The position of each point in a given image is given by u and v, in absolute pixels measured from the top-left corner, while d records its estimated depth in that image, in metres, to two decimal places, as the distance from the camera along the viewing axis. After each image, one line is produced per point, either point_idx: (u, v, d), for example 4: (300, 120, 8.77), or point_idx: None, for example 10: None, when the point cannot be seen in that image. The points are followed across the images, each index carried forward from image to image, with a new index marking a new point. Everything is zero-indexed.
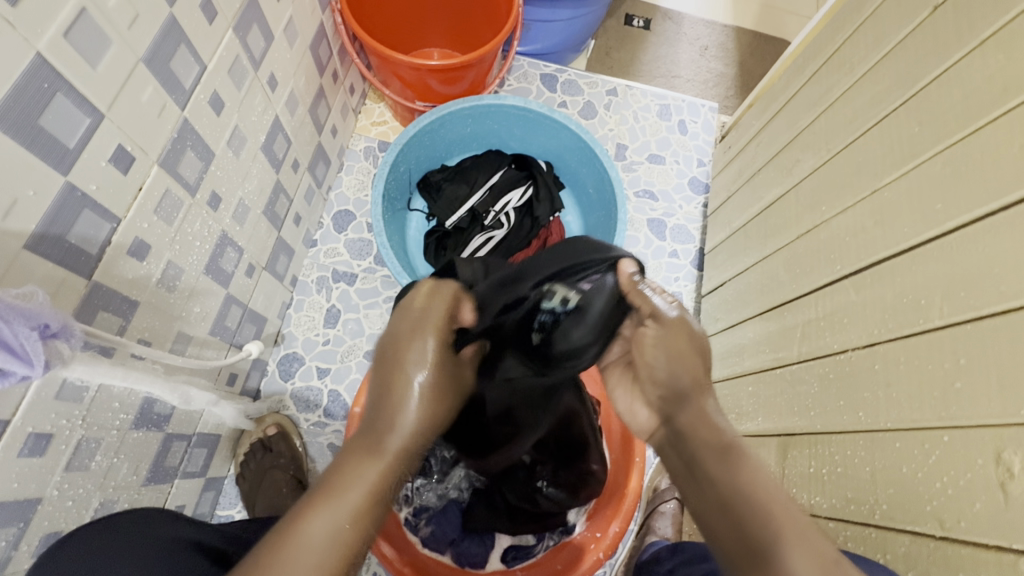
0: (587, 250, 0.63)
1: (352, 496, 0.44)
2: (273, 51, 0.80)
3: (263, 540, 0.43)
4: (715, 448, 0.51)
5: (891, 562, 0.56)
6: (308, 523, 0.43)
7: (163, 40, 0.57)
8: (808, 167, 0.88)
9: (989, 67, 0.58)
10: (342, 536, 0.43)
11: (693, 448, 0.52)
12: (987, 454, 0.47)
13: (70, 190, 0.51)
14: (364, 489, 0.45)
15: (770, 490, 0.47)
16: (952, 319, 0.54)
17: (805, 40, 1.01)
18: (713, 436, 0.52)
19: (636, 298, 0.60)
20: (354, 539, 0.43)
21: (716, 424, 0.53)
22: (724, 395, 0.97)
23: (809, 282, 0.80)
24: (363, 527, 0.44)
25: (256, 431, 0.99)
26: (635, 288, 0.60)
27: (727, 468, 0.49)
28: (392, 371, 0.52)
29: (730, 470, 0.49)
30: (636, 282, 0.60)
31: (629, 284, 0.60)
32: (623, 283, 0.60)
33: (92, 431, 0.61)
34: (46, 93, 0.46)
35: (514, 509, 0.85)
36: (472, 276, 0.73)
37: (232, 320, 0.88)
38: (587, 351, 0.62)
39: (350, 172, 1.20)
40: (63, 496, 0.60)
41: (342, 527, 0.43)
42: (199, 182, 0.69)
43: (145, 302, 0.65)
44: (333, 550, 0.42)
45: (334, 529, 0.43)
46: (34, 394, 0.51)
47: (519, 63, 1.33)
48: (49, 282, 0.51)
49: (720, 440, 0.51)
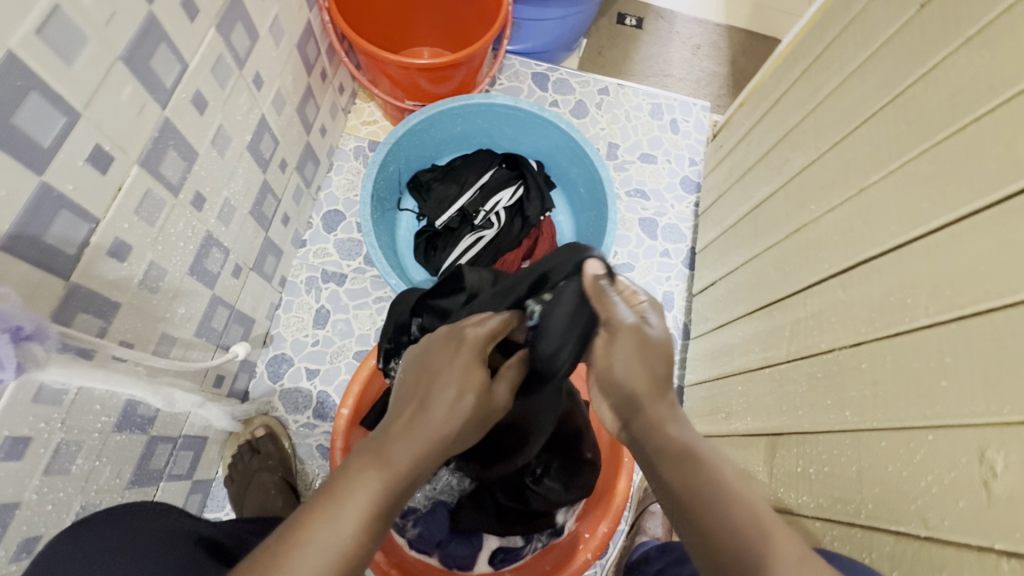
0: (552, 261, 0.68)
1: (357, 503, 0.43)
2: (259, 50, 0.79)
3: (265, 543, 0.41)
4: (674, 452, 0.51)
5: (876, 562, 0.55)
6: (315, 528, 0.41)
7: (143, 38, 0.56)
8: (797, 165, 0.87)
9: (975, 65, 0.58)
10: (346, 549, 0.41)
11: (654, 446, 0.53)
12: (971, 453, 0.47)
13: (46, 190, 0.50)
14: (370, 499, 0.43)
15: (740, 498, 0.47)
16: (937, 318, 0.54)
17: (794, 39, 1.01)
18: (677, 438, 0.52)
19: (598, 302, 0.61)
20: (356, 552, 0.41)
21: (667, 428, 0.53)
22: (714, 394, 0.97)
23: (798, 281, 0.80)
24: (366, 539, 0.42)
25: (244, 433, 0.99)
26: (597, 291, 0.61)
27: (689, 472, 0.49)
28: (423, 386, 0.52)
29: (695, 473, 0.49)
30: (600, 283, 0.61)
31: (593, 286, 0.61)
32: (589, 283, 0.62)
33: (72, 434, 0.61)
34: (19, 91, 0.45)
35: (502, 509, 0.85)
36: (478, 282, 0.76)
37: (218, 321, 0.87)
38: (560, 354, 0.64)
39: (339, 172, 1.20)
40: (43, 500, 0.59)
41: (345, 534, 0.41)
42: (181, 182, 0.68)
43: (126, 303, 0.64)
44: (338, 561, 0.40)
45: (338, 537, 0.41)
46: (11, 398, 0.51)
47: (509, 62, 1.33)
48: (25, 283, 0.50)
49: (678, 444, 0.51)
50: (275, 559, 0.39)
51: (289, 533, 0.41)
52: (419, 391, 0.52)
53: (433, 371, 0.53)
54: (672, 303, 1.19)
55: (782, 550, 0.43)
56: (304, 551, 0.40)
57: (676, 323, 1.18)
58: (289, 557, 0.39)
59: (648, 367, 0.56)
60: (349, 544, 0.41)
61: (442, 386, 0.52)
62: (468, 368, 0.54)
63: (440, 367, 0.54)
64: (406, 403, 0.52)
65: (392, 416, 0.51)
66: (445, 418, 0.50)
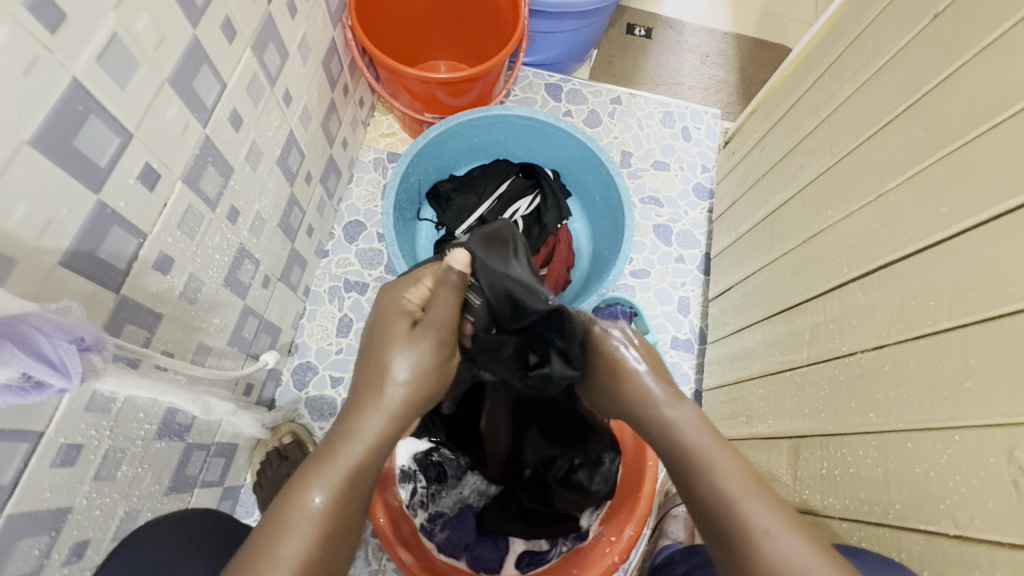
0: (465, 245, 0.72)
1: (328, 477, 0.50)
2: (288, 68, 0.82)
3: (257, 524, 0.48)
4: (663, 430, 0.58)
5: (906, 561, 0.56)
6: (293, 504, 0.48)
7: (187, 60, 0.59)
8: (812, 172, 0.89)
9: (991, 73, 0.59)
10: (317, 517, 0.47)
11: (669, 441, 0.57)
12: (999, 453, 0.48)
13: (101, 208, 0.52)
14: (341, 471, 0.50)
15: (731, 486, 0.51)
16: (962, 320, 0.55)
17: (805, 48, 1.03)
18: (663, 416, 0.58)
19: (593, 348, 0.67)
20: (332, 519, 0.48)
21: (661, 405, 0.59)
22: (734, 398, 0.99)
23: (816, 285, 0.81)
24: (341, 510, 0.49)
25: (272, 440, 1.01)
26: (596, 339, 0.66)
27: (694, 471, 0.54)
28: (373, 354, 0.58)
29: (685, 453, 0.55)
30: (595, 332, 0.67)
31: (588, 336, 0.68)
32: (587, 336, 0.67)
33: (118, 442, 0.63)
34: (80, 115, 0.48)
35: (527, 509, 0.88)
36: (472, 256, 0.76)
37: (248, 331, 0.90)
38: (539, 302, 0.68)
39: (359, 183, 1.22)
40: (92, 505, 0.61)
41: (321, 504, 0.48)
42: (218, 197, 0.71)
43: (168, 315, 0.67)
44: (314, 527, 0.47)
45: (310, 509, 0.48)
46: (66, 406, 0.53)
47: (523, 73, 1.36)
48: (81, 296, 0.52)
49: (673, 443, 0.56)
50: (266, 532, 0.47)
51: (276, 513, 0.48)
52: (371, 361, 0.58)
53: (378, 352, 0.58)
54: (688, 308, 1.20)
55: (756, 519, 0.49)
56: (290, 521, 0.47)
57: (693, 328, 1.19)
58: (273, 533, 0.47)
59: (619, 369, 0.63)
60: (325, 514, 0.48)
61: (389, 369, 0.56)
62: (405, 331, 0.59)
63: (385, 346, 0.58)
64: (364, 377, 0.57)
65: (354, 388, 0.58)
66: (395, 387, 0.56)
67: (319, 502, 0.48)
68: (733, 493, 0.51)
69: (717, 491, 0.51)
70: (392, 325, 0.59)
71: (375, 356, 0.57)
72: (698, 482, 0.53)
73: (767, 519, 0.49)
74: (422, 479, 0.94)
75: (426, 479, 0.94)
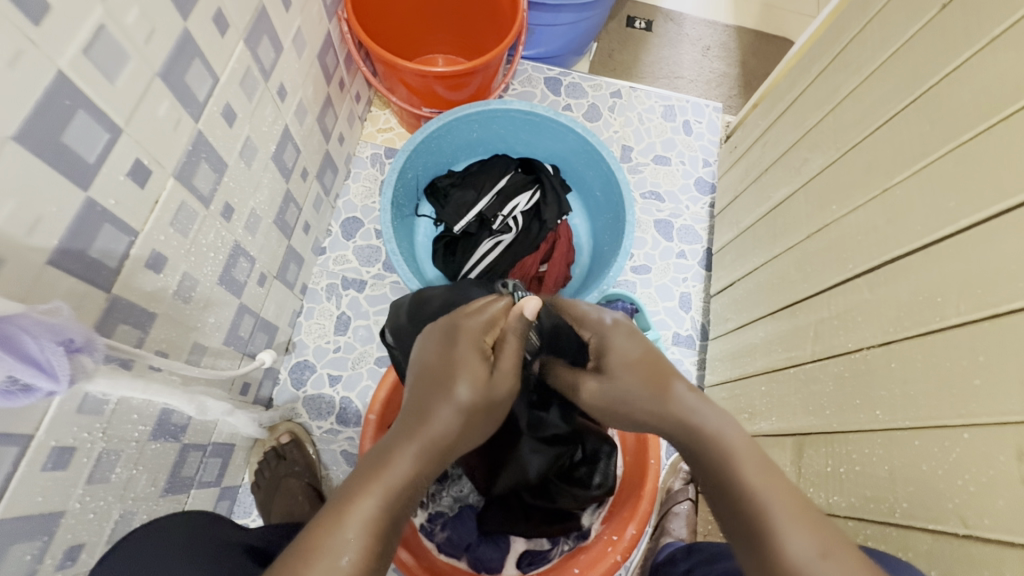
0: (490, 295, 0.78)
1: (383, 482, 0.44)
2: (283, 62, 0.80)
3: (301, 531, 0.42)
4: (698, 438, 0.50)
5: (913, 560, 0.55)
6: (348, 509, 0.42)
7: (178, 54, 0.58)
8: (816, 166, 0.88)
9: (1002, 64, 0.58)
10: (371, 523, 0.41)
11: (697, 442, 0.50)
12: (1010, 451, 0.47)
13: (91, 205, 0.51)
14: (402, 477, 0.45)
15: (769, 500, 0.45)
16: (970, 316, 0.54)
17: (809, 40, 1.01)
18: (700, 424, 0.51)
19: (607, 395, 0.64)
20: (384, 532, 0.42)
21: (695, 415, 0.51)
22: (737, 395, 0.97)
23: (821, 280, 0.80)
24: (391, 529, 0.43)
25: (270, 439, 1.00)
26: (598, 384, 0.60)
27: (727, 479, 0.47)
28: (436, 366, 0.53)
29: (721, 465, 0.48)
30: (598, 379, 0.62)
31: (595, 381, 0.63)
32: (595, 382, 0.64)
33: (112, 444, 0.62)
34: (68, 109, 0.47)
35: (529, 509, 0.86)
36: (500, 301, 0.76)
37: (245, 330, 0.88)
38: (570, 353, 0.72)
39: (357, 179, 1.21)
40: (86, 509, 0.60)
41: (375, 512, 0.42)
42: (212, 194, 0.70)
43: (162, 314, 0.66)
44: (366, 535, 0.41)
45: (365, 514, 0.42)
46: (57, 409, 0.52)
47: (522, 67, 1.34)
48: (72, 296, 0.51)
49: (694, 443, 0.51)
50: (311, 538, 0.40)
51: (320, 523, 0.41)
52: (434, 377, 0.52)
53: (448, 366, 0.52)
54: (689, 305, 1.19)
55: (800, 544, 0.42)
56: (344, 532, 0.41)
57: (694, 324, 1.18)
58: (321, 543, 0.40)
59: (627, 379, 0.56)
60: (378, 529, 0.42)
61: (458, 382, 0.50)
62: (474, 358, 0.53)
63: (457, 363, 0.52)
64: (427, 393, 0.50)
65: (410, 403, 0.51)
66: (461, 412, 0.49)
67: (371, 513, 0.42)
68: (778, 509, 0.44)
69: (755, 504, 0.45)
70: (466, 354, 0.53)
71: (444, 368, 0.52)
72: (739, 499, 0.46)
73: (817, 545, 0.41)
74: None
75: None
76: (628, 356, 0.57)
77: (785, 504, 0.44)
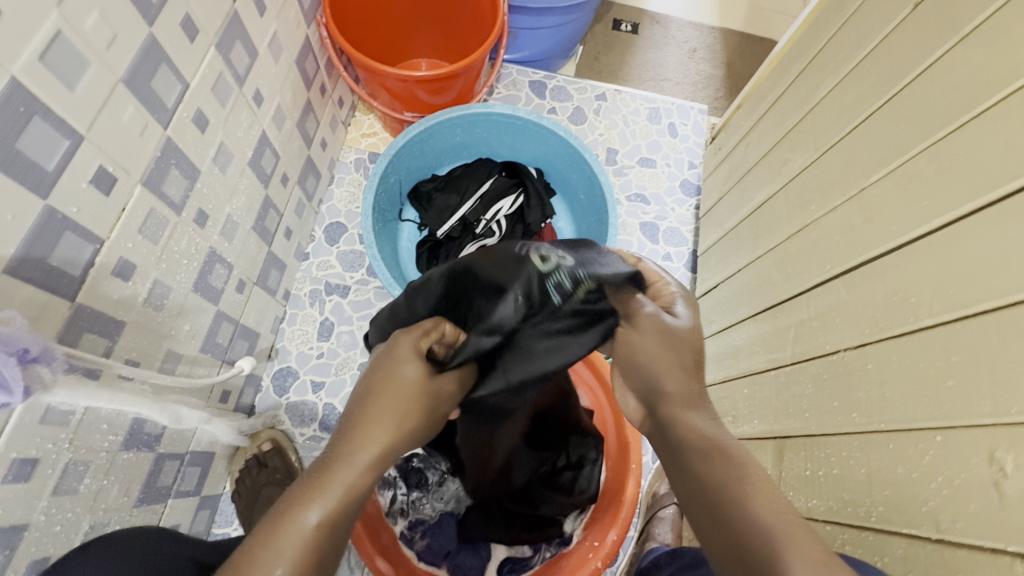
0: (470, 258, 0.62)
1: (328, 493, 0.41)
2: (258, 67, 0.79)
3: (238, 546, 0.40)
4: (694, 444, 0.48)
5: (889, 565, 0.55)
6: (288, 520, 0.39)
7: (143, 60, 0.57)
8: (796, 166, 0.88)
9: (972, 61, 0.58)
10: (311, 536, 0.39)
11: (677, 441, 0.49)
12: (981, 454, 0.47)
13: (51, 213, 0.51)
14: (346, 486, 0.42)
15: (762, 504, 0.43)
16: (942, 317, 0.54)
17: (790, 40, 1.01)
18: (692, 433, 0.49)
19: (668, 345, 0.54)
20: (326, 543, 0.40)
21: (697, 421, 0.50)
22: (721, 398, 0.97)
23: (801, 282, 0.80)
24: (336, 534, 0.40)
25: (251, 447, 0.99)
26: (660, 327, 0.55)
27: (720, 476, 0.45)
28: (376, 369, 0.50)
29: (713, 468, 0.46)
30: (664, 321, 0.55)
31: (654, 322, 0.55)
32: (649, 321, 0.55)
33: (80, 454, 0.61)
34: (22, 116, 0.46)
35: (511, 515, 0.85)
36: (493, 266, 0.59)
37: (223, 337, 0.88)
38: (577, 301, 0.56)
39: (340, 184, 1.20)
40: (52, 521, 0.60)
41: (317, 525, 0.39)
42: (184, 200, 0.69)
43: (132, 322, 0.65)
44: (307, 546, 0.39)
45: (306, 526, 0.39)
46: (18, 420, 0.51)
47: (507, 71, 1.34)
48: (31, 306, 0.50)
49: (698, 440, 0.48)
50: (250, 550, 0.38)
51: (257, 542, 0.39)
52: (374, 375, 0.49)
53: (384, 365, 0.49)
54: None
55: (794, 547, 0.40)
56: (279, 545, 0.38)
57: None
58: (258, 557, 0.38)
59: (677, 357, 0.53)
60: (319, 537, 0.39)
61: (396, 381, 0.48)
62: (415, 355, 0.51)
63: (388, 363, 0.50)
64: (366, 390, 0.48)
65: (347, 411, 0.49)
66: (398, 418, 0.47)
67: (314, 526, 0.39)
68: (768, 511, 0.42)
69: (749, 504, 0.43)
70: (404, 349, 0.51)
71: (380, 366, 0.50)
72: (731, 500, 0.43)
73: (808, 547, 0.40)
74: (402, 487, 0.92)
75: (407, 486, 0.92)
76: (673, 332, 0.54)
77: (771, 509, 0.42)
